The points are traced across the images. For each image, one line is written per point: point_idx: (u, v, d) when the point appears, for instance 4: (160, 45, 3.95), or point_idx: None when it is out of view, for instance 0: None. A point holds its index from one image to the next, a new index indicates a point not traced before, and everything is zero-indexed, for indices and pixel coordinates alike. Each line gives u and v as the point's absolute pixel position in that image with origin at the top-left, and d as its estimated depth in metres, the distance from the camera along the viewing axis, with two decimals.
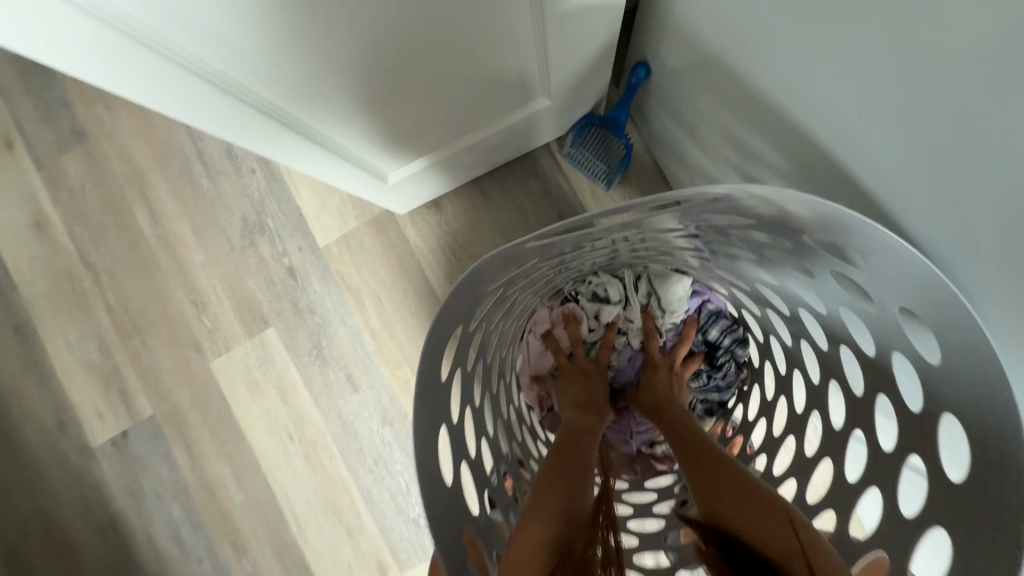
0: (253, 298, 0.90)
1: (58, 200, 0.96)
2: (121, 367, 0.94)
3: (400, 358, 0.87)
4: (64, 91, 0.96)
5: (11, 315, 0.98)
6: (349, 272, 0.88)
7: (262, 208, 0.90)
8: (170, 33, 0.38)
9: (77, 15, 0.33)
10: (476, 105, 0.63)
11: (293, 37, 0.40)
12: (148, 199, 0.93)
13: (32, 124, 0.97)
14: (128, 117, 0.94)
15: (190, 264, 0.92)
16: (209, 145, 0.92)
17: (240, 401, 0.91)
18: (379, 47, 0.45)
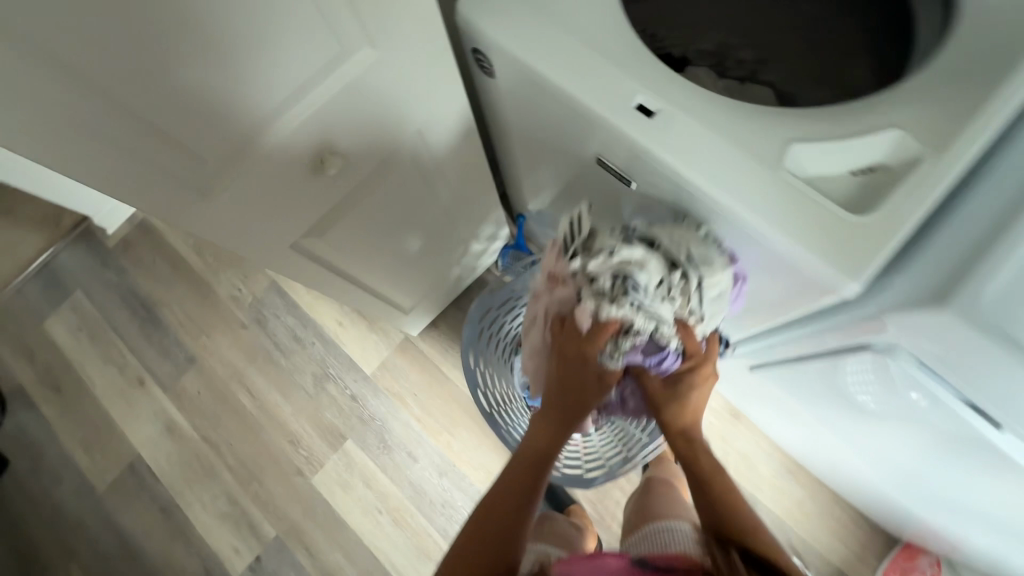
0: (332, 424, 1.33)
1: (182, 407, 1.40)
2: (247, 508, 1.31)
3: (440, 428, 1.30)
4: (175, 336, 1.45)
5: (157, 501, 1.34)
6: (391, 384, 1.34)
7: (325, 364, 1.38)
8: (341, 262, 0.87)
9: (315, 268, 0.82)
10: (453, 256, 1.15)
11: (384, 248, 0.91)
12: (245, 385, 1.39)
13: (156, 364, 1.44)
14: (223, 337, 1.43)
15: (283, 417, 1.36)
16: (280, 337, 1.41)
17: (338, 499, 1.29)
18: (409, 249, 0.98)
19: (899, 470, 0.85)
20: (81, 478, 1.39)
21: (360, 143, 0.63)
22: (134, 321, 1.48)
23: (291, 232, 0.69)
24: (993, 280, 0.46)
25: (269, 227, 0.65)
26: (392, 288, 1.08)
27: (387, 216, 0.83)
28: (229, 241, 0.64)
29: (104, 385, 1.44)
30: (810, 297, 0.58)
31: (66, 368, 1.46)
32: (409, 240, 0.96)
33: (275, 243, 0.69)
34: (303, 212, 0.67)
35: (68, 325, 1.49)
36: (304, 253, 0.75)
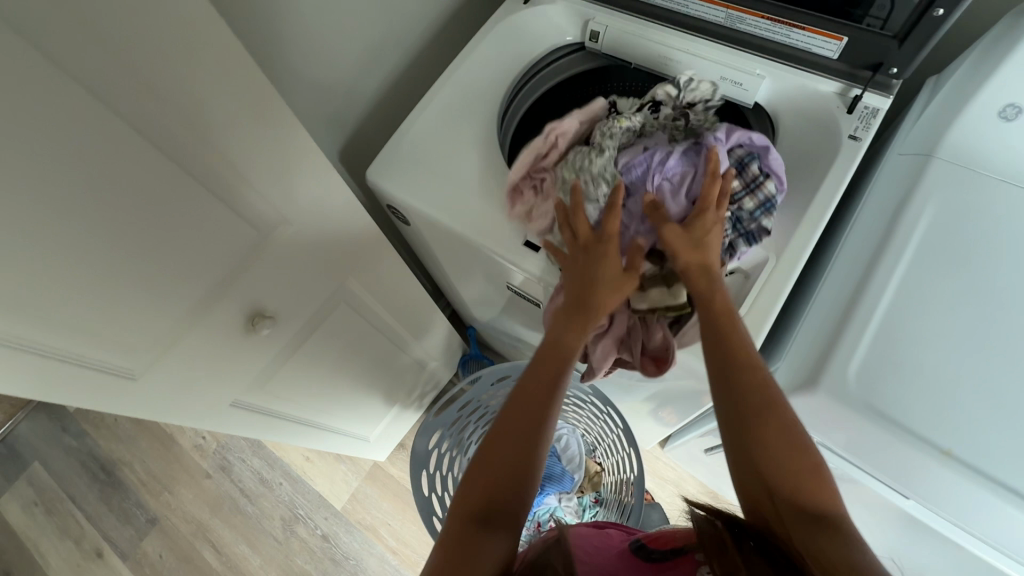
0: (304, 571, 1.26)
1: (143, 575, 1.32)
2: None
3: (416, 558, 1.24)
4: (136, 495, 1.40)
5: None
6: (363, 515, 1.30)
7: (293, 504, 1.33)
8: (284, 408, 0.87)
9: (256, 419, 0.83)
10: (404, 380, 1.17)
11: (327, 384, 0.93)
12: (210, 539, 1.33)
13: (116, 530, 1.37)
14: (186, 490, 1.39)
15: (252, 570, 1.28)
16: (246, 481, 1.37)
17: None
18: (359, 379, 1.01)
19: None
20: None
21: (285, 302, 0.70)
22: (94, 485, 1.43)
23: (222, 392, 0.71)
24: (852, 356, 0.53)
25: (218, 393, 0.70)
26: (348, 421, 1.09)
27: (327, 356, 0.87)
28: (182, 411, 0.68)
29: (59, 562, 1.36)
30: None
31: (18, 549, 1.38)
32: (358, 373, 1.00)
33: (207, 406, 0.71)
34: (230, 373, 0.69)
35: (23, 500, 1.43)
36: (241, 408, 0.77)
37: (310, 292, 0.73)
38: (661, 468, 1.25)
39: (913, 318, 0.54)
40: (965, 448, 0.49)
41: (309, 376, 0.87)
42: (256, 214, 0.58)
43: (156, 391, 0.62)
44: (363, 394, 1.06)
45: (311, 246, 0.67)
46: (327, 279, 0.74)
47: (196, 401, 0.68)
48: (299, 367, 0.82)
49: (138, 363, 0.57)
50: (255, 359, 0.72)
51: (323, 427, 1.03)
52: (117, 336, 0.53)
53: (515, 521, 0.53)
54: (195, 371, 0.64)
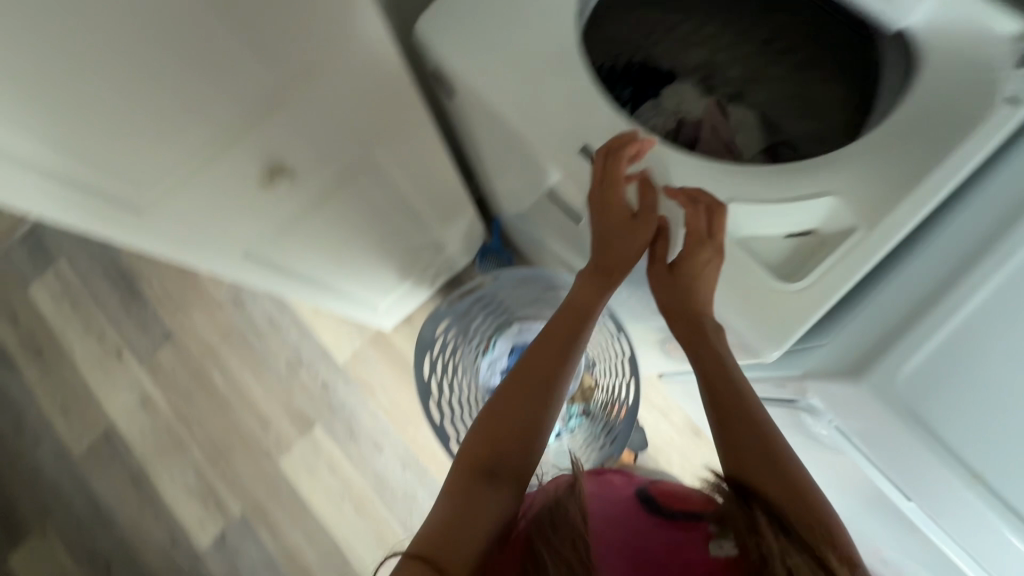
0: (302, 410, 1.36)
1: (157, 381, 1.43)
2: (214, 484, 1.35)
3: (405, 421, 1.33)
4: (154, 310, 1.47)
5: (129, 470, 1.38)
6: (361, 374, 1.37)
7: (298, 349, 1.40)
8: (297, 265, 0.86)
9: (269, 271, 0.82)
10: (420, 259, 1.15)
11: (343, 250, 0.91)
12: (220, 364, 1.42)
13: (135, 337, 1.46)
14: (200, 315, 1.45)
15: (255, 398, 1.38)
16: (257, 320, 1.43)
17: (303, 482, 1.32)
18: (375, 252, 0.99)
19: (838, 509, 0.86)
20: (58, 443, 1.42)
21: (309, 159, 0.64)
22: (115, 292, 1.49)
23: (237, 239, 0.68)
24: (913, 352, 0.48)
25: (226, 241, 0.67)
26: (359, 289, 1.09)
27: (345, 223, 0.83)
28: (190, 254, 0.66)
29: (84, 354, 1.47)
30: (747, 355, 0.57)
31: (46, 334, 1.49)
32: (374, 246, 0.97)
33: (221, 250, 0.68)
34: (247, 221, 0.66)
35: (50, 291, 1.51)
36: (254, 259, 0.75)
37: (333, 153, 0.66)
38: (654, 394, 1.27)
39: (993, 331, 0.48)
40: (996, 474, 0.46)
41: (325, 238, 0.83)
42: (276, 48, 0.49)
43: (161, 228, 0.59)
44: (377, 266, 1.05)
45: (338, 101, 0.60)
46: (353, 142, 0.67)
47: (208, 244, 0.65)
48: (316, 228, 0.79)
49: (138, 193, 0.53)
50: (274, 212, 0.68)
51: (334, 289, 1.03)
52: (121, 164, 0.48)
53: (514, 474, 0.55)
54: (202, 216, 0.60)
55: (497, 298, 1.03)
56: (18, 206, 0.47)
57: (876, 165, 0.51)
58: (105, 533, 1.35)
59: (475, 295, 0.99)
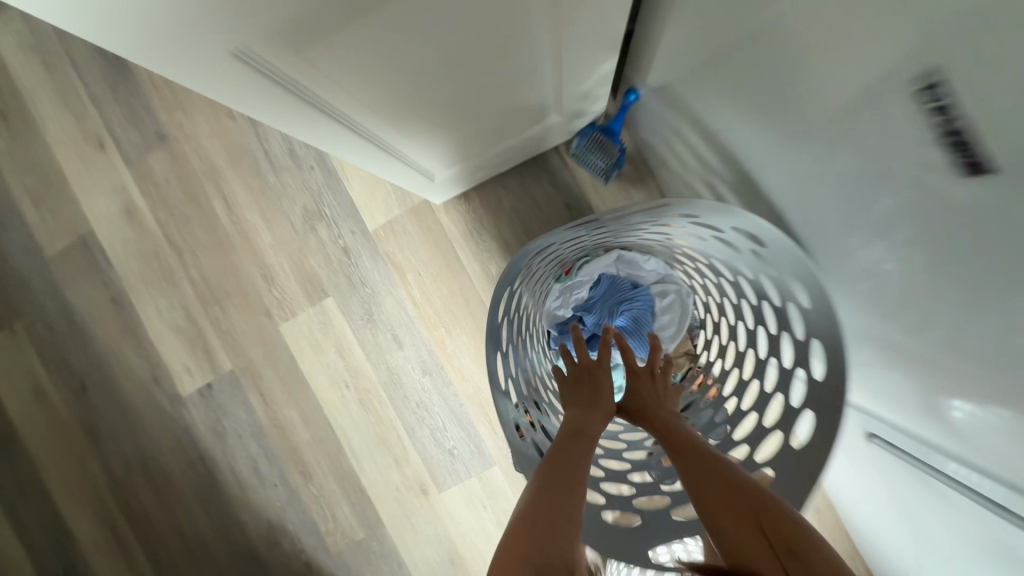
0: (315, 274, 1.10)
1: (146, 192, 1.15)
2: (204, 330, 1.14)
3: (436, 321, 1.07)
4: (147, 98, 1.13)
5: (108, 288, 1.17)
6: (393, 250, 1.08)
7: (320, 198, 1.09)
8: (328, 97, 0.55)
9: (283, 99, 0.53)
10: (509, 125, 0.81)
11: (403, 96, 0.59)
12: (223, 191, 1.12)
13: (121, 127, 1.15)
14: (203, 120, 1.11)
15: (261, 244, 1.12)
16: (274, 146, 1.09)
17: (305, 356, 1.12)
18: (448, 102, 0.64)
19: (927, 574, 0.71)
20: (28, 234, 1.19)
21: None
22: (99, 60, 1.14)
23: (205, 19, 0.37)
24: None
25: (169, 11, 0.35)
26: (414, 148, 0.76)
27: (423, 48, 0.50)
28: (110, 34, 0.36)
29: (59, 133, 1.17)
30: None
31: (12, 95, 1.17)
32: (451, 92, 0.62)
33: (173, 36, 0.38)
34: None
35: (16, 37, 1.15)
36: (248, 68, 0.45)
37: None
38: None
39: None
40: None
41: (377, 66, 0.50)
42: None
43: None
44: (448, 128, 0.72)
45: None
46: None
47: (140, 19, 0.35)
48: (368, 46, 0.46)
49: None
50: None
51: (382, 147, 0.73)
52: None
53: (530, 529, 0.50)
54: None
55: (622, 224, 0.68)
56: None
57: None
58: (81, 347, 1.19)
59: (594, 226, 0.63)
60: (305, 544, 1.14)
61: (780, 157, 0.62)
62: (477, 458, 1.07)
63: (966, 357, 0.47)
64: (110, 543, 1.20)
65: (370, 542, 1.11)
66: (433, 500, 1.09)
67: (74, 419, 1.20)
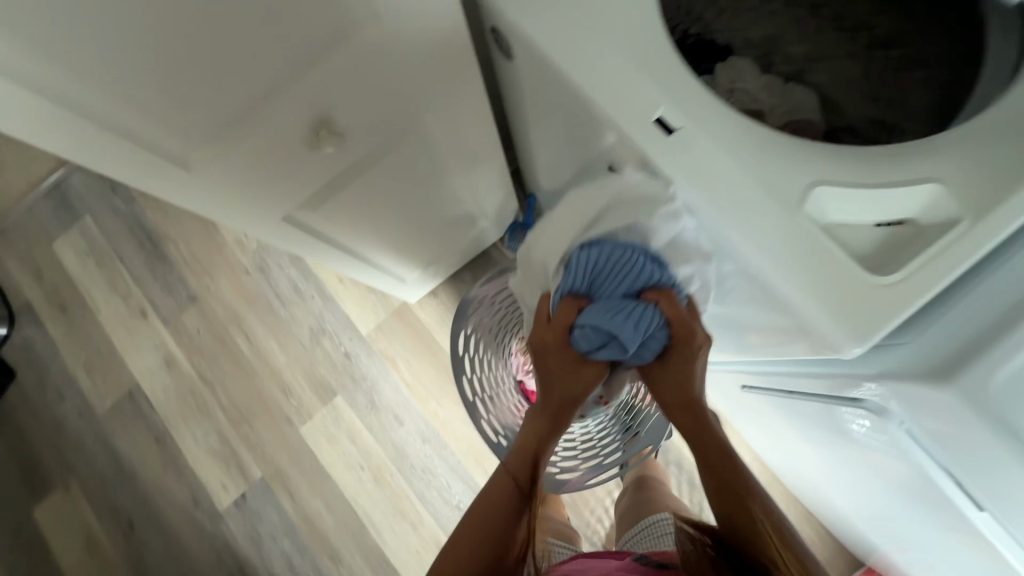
0: (324, 379, 1.36)
1: (181, 344, 1.43)
2: (236, 448, 1.36)
3: (427, 396, 1.32)
4: (179, 271, 1.46)
5: (153, 430, 1.40)
6: (384, 346, 1.35)
7: (321, 318, 1.38)
8: (333, 229, 0.82)
9: (305, 237, 0.79)
10: (454, 233, 1.12)
11: (384, 213, 0.87)
12: (244, 330, 1.41)
13: (159, 298, 1.46)
14: (224, 279, 1.44)
15: (278, 365, 1.38)
16: (281, 286, 1.41)
17: (323, 451, 1.33)
18: (413, 224, 0.97)
19: (858, 500, 0.85)
20: (83, 399, 1.44)
21: (357, 122, 0.61)
22: (141, 252, 1.48)
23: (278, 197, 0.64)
24: (1006, 365, 0.44)
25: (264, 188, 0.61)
26: (389, 260, 1.05)
27: (393, 186, 0.80)
28: (249, 226, 0.68)
29: (108, 312, 1.47)
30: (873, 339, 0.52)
31: (73, 292, 1.49)
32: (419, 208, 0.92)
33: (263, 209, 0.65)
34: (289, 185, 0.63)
35: (76, 249, 1.51)
36: (290, 223, 0.72)
37: (386, 112, 0.63)
38: None
39: None
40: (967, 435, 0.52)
41: (369, 199, 0.80)
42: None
43: (226, 195, 0.59)
44: (412, 237, 1.01)
45: (393, 66, 0.57)
46: (407, 98, 0.63)
47: (245, 203, 0.62)
48: (362, 192, 0.76)
49: (177, 143, 0.51)
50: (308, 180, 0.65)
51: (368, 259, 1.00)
52: (151, 101, 0.46)
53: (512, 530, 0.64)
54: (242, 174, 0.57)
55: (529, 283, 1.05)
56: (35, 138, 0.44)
57: (973, 153, 0.46)
58: (129, 488, 1.38)
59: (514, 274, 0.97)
60: None
61: None
62: None
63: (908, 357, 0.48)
64: None
65: None
66: None
67: (123, 557, 1.35)
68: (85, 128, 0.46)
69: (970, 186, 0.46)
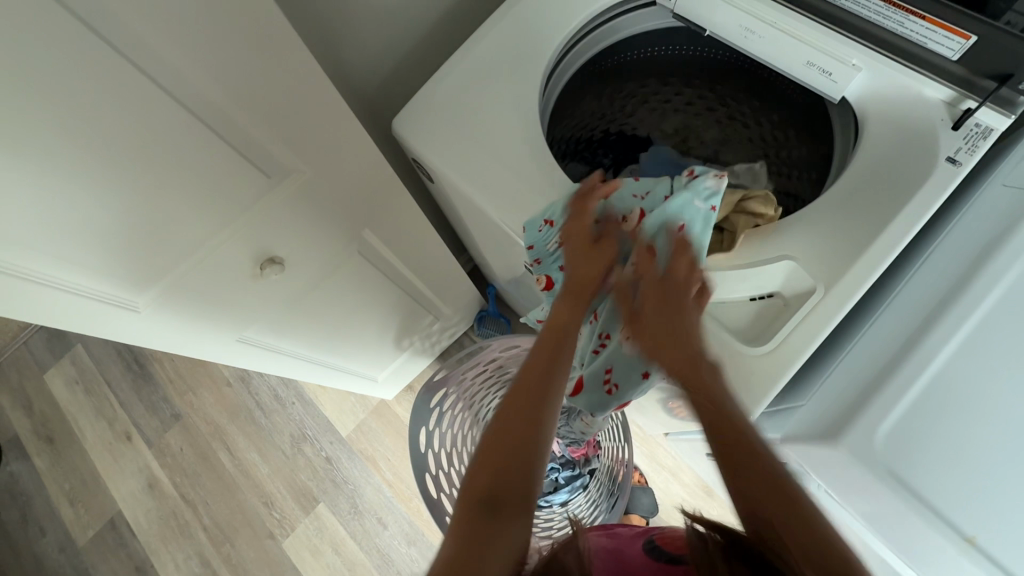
0: (306, 486, 1.35)
1: (165, 464, 1.43)
2: (218, 570, 1.31)
3: (410, 493, 1.30)
4: (164, 390, 1.50)
5: (133, 559, 1.36)
6: (365, 446, 1.36)
7: (302, 424, 1.40)
8: (293, 345, 0.87)
9: (266, 354, 0.84)
10: (419, 331, 1.17)
11: (341, 322, 0.92)
12: (226, 443, 1.42)
13: (144, 419, 1.49)
14: (207, 393, 1.47)
15: (259, 476, 1.37)
16: (263, 395, 1.44)
17: (306, 563, 1.29)
18: (374, 327, 1.03)
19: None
20: (64, 532, 1.42)
21: (299, 248, 0.68)
22: (127, 375, 1.53)
23: (231, 322, 0.70)
24: (887, 417, 0.48)
25: (222, 315, 0.68)
26: (357, 363, 1.09)
27: (348, 296, 0.87)
28: (206, 352, 0.73)
29: (94, 438, 1.49)
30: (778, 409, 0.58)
31: (60, 421, 1.52)
32: (376, 312, 0.98)
33: (220, 336, 0.71)
34: (244, 309, 0.70)
35: (66, 378, 1.56)
36: (247, 345, 0.78)
37: (326, 236, 0.70)
38: (659, 454, 1.24)
39: (971, 389, 0.49)
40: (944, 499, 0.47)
41: (324, 312, 0.86)
42: (252, 147, 0.53)
43: (194, 324, 0.66)
44: (375, 339, 1.06)
45: (324, 200, 0.65)
46: (344, 223, 0.71)
47: (205, 332, 0.68)
48: (316, 304, 0.82)
49: (137, 294, 0.57)
50: (263, 302, 0.72)
51: (335, 366, 1.04)
52: (114, 271, 0.53)
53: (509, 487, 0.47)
54: (196, 307, 0.64)
55: (487, 370, 1.06)
56: (19, 320, 0.51)
57: (819, 233, 0.54)
58: None
59: (473, 365, 1.02)
60: None
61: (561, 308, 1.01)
62: None
63: (814, 418, 0.51)
64: None
65: None
66: None
67: None
68: (58, 301, 0.52)
69: (818, 261, 0.53)
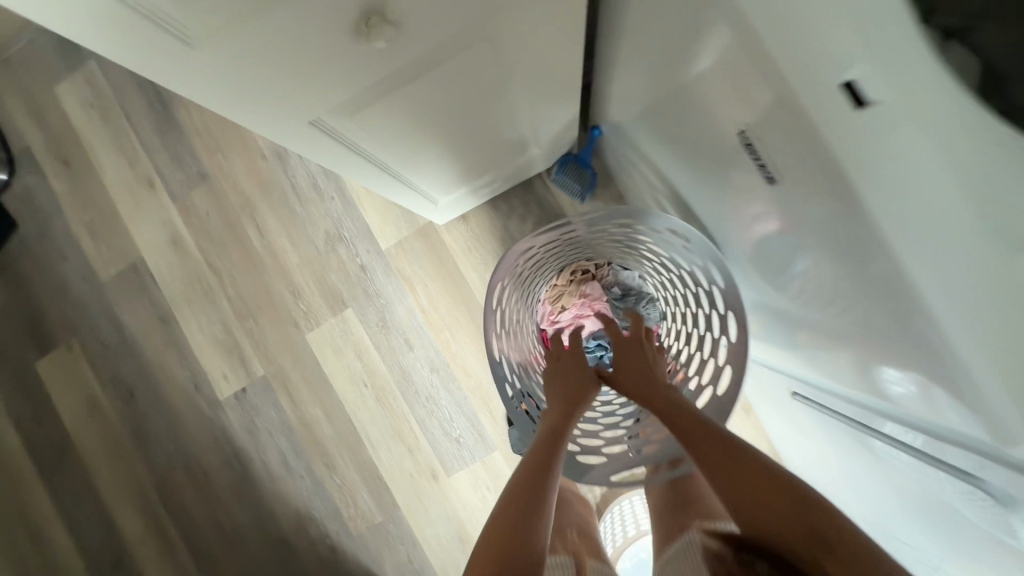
0: (336, 288, 1.28)
1: (189, 223, 1.33)
2: (240, 342, 1.31)
3: (442, 325, 1.24)
4: (191, 143, 1.33)
5: (156, 308, 1.35)
6: (403, 266, 1.25)
7: (339, 223, 1.27)
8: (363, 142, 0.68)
9: (331, 146, 0.65)
10: (501, 156, 0.97)
11: (421, 132, 0.72)
12: (256, 220, 1.31)
13: (168, 169, 1.34)
14: (239, 160, 1.31)
15: (289, 265, 1.29)
16: (300, 179, 1.29)
17: (327, 360, 1.28)
18: (460, 148, 0.84)
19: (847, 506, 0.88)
20: (86, 263, 1.38)
21: (419, 11, 0.45)
22: (150, 114, 1.34)
23: (300, 92, 0.50)
24: None
25: (280, 74, 0.47)
26: (423, 181, 0.92)
27: (445, 103, 0.66)
28: (259, 123, 0.55)
29: (113, 175, 1.36)
30: (894, 363, 0.51)
31: (75, 145, 1.37)
32: (466, 127, 0.78)
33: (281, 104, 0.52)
34: (314, 79, 0.49)
35: (80, 98, 1.36)
36: (315, 128, 0.59)
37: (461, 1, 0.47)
38: None
39: None
40: None
41: (410, 116, 0.66)
42: None
43: (252, 78, 0.46)
44: (451, 160, 0.87)
45: None
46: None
47: (262, 92, 0.49)
48: (403, 104, 0.61)
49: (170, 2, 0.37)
50: (345, 78, 0.51)
51: (398, 178, 0.86)
52: None
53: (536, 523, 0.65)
54: (249, 52, 0.43)
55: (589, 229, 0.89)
56: None
57: None
58: (131, 362, 1.36)
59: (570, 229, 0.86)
60: (330, 528, 1.28)
61: (698, 182, 0.80)
62: (481, 444, 1.23)
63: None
64: (156, 536, 1.35)
65: (387, 524, 1.26)
66: (442, 483, 1.24)
67: (123, 424, 1.36)
68: None
69: None
